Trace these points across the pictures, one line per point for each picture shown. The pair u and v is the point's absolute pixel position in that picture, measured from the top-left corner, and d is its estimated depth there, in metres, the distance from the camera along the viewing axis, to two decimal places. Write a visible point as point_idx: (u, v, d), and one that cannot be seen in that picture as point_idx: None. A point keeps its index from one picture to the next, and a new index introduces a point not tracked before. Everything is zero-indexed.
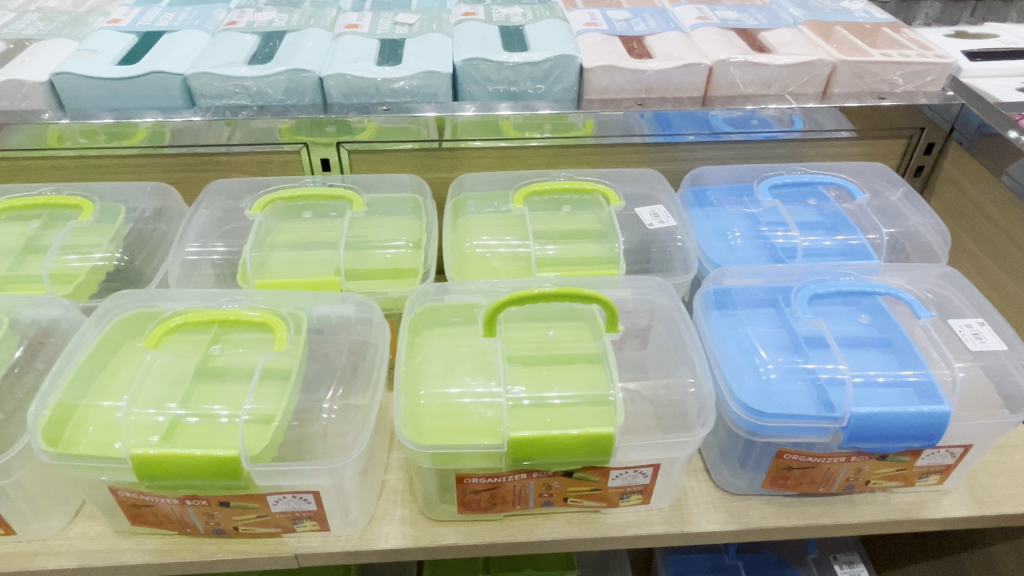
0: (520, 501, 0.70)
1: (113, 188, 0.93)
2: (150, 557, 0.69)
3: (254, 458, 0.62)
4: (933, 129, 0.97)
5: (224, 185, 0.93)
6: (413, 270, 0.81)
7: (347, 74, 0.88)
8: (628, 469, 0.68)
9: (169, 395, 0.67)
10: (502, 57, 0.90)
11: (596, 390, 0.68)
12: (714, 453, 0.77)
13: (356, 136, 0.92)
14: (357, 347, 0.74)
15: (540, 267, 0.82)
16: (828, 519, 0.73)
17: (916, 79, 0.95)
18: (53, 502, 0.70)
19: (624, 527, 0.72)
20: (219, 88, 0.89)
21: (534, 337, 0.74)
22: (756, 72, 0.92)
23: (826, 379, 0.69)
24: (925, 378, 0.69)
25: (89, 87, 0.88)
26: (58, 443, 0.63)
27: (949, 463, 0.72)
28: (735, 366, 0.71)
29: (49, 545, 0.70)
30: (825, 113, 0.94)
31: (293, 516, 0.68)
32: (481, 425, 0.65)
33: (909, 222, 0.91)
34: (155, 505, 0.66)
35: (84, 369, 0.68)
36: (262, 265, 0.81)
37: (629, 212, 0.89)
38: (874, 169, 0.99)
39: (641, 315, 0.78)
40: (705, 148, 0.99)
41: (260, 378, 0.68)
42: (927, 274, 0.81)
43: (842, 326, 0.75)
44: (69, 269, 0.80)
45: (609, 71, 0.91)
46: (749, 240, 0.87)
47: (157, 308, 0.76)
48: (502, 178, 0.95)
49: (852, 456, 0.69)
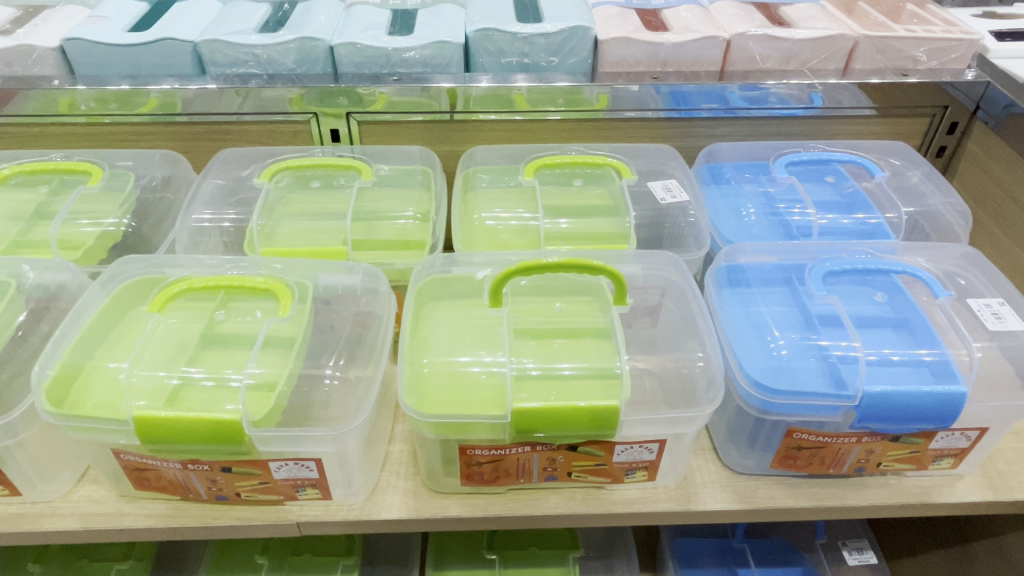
0: (523, 474, 0.70)
1: (124, 155, 0.93)
2: (152, 522, 0.69)
3: (256, 423, 0.62)
4: (957, 108, 0.95)
5: (233, 154, 0.93)
6: (420, 243, 0.80)
7: (358, 43, 0.87)
8: (632, 445, 0.67)
9: (173, 359, 0.67)
10: (515, 27, 0.89)
11: (602, 364, 0.67)
12: (721, 433, 0.75)
13: (366, 107, 0.91)
14: (362, 317, 0.73)
15: (550, 241, 0.81)
16: (837, 501, 0.72)
17: (941, 56, 0.92)
18: (59, 465, 0.70)
19: (629, 504, 0.71)
20: (231, 55, 0.88)
21: (541, 310, 0.73)
22: (776, 46, 0.90)
23: (838, 357, 0.67)
24: (942, 358, 0.67)
25: (99, 54, 0.88)
26: (62, 404, 0.63)
27: (963, 447, 0.70)
28: (745, 343, 0.70)
29: (54, 507, 0.71)
30: (846, 90, 0.92)
31: (295, 484, 0.68)
32: (486, 396, 0.65)
33: (929, 201, 0.88)
34: (158, 470, 0.66)
35: (89, 333, 0.68)
36: (269, 233, 0.80)
37: (641, 187, 0.88)
38: (895, 147, 0.96)
39: (652, 292, 0.76)
40: (720, 124, 0.98)
41: (263, 346, 0.68)
42: (946, 254, 0.79)
43: (857, 304, 0.73)
44: (78, 234, 0.80)
45: (624, 43, 0.89)
46: (763, 216, 0.86)
47: (163, 274, 0.76)
48: (513, 153, 0.94)
49: (863, 436, 0.68)
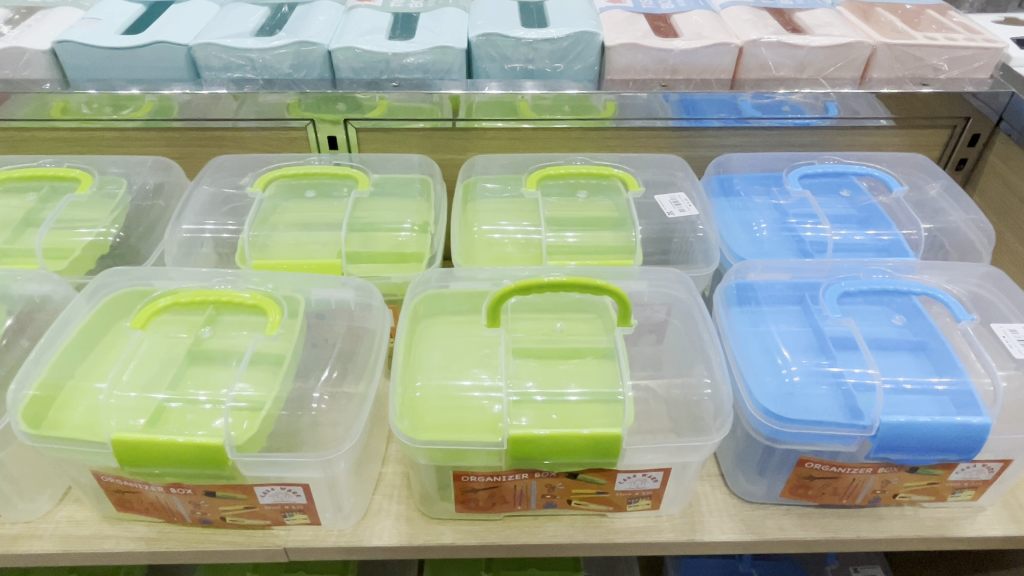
0: (520, 501, 0.67)
1: (116, 161, 0.90)
2: (135, 545, 0.67)
3: (240, 447, 0.59)
4: (978, 120, 0.91)
5: (227, 160, 0.90)
6: (418, 256, 0.77)
7: (357, 48, 0.84)
8: (636, 473, 0.64)
9: (156, 378, 0.64)
10: (520, 32, 0.86)
11: (605, 388, 0.64)
12: (729, 458, 0.72)
13: (365, 113, 0.88)
14: (355, 332, 0.71)
15: (553, 255, 0.78)
16: (851, 533, 0.68)
17: (962, 65, 0.88)
18: (39, 485, 0.68)
19: (631, 534, 0.68)
20: (226, 60, 0.85)
21: (540, 329, 0.70)
22: (790, 53, 0.87)
23: (854, 385, 0.64)
24: (963, 387, 0.63)
25: (91, 57, 0.85)
26: (40, 425, 0.60)
27: (985, 478, 0.66)
28: (755, 366, 0.66)
29: (34, 528, 0.68)
30: (863, 99, 0.88)
31: (282, 509, 0.65)
32: (482, 421, 0.61)
33: (949, 217, 0.84)
34: (140, 492, 0.64)
35: (71, 349, 0.65)
36: (262, 244, 0.78)
37: (648, 199, 0.84)
38: (913, 160, 0.93)
39: (657, 309, 0.73)
40: (731, 134, 0.94)
41: (250, 363, 0.65)
42: (966, 273, 0.76)
43: (873, 326, 0.70)
44: (66, 243, 0.78)
45: (631, 49, 0.86)
46: (776, 232, 0.82)
47: (150, 287, 0.73)
48: (516, 162, 0.91)
49: (879, 467, 0.64)
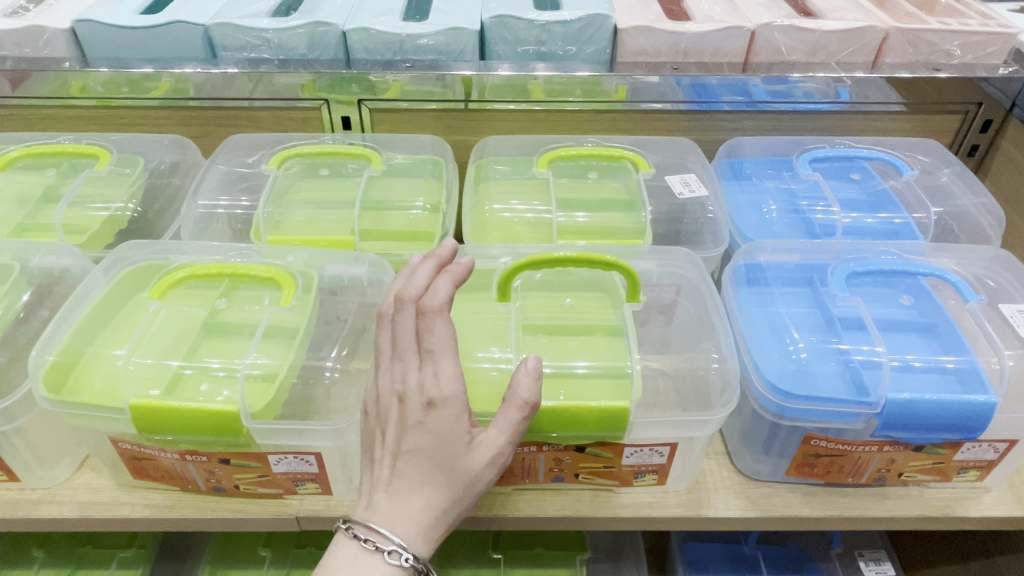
0: (529, 474, 0.68)
1: (132, 139, 0.92)
2: (150, 512, 0.68)
3: (254, 415, 0.60)
4: (991, 105, 0.91)
5: (242, 139, 0.91)
6: (429, 234, 0.78)
7: (371, 29, 0.85)
8: (643, 447, 0.64)
9: (173, 348, 0.65)
10: (533, 14, 0.86)
11: (612, 362, 0.64)
12: (735, 438, 0.73)
13: (378, 95, 0.89)
14: (366, 308, 0.71)
15: (562, 234, 0.78)
16: (855, 512, 0.69)
17: (976, 50, 0.88)
18: (58, 452, 0.69)
19: (637, 508, 0.69)
20: (242, 40, 0.86)
21: (550, 306, 0.70)
22: (801, 37, 0.87)
23: (860, 362, 0.64)
24: (969, 365, 0.63)
25: (111, 37, 0.86)
26: (61, 390, 0.62)
27: (991, 459, 0.67)
28: (763, 344, 0.67)
29: (52, 494, 0.70)
30: (874, 84, 0.88)
31: (294, 478, 0.66)
32: (492, 393, 0.62)
33: (959, 201, 0.85)
34: (156, 459, 0.65)
35: (91, 318, 0.66)
36: (276, 221, 0.79)
37: (658, 180, 0.85)
38: (924, 145, 0.93)
39: (666, 290, 0.74)
40: (742, 117, 0.94)
41: (264, 335, 0.66)
42: (977, 256, 0.76)
43: (881, 307, 0.70)
44: (84, 218, 0.79)
45: (643, 32, 0.86)
46: (785, 214, 0.83)
47: (166, 260, 0.74)
48: (527, 144, 0.92)
49: (885, 445, 0.65)
